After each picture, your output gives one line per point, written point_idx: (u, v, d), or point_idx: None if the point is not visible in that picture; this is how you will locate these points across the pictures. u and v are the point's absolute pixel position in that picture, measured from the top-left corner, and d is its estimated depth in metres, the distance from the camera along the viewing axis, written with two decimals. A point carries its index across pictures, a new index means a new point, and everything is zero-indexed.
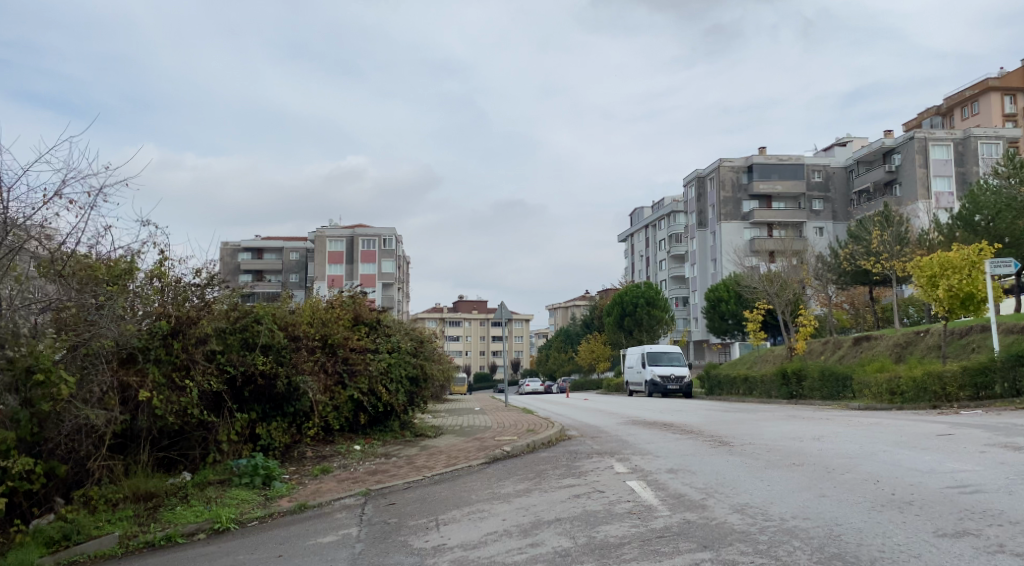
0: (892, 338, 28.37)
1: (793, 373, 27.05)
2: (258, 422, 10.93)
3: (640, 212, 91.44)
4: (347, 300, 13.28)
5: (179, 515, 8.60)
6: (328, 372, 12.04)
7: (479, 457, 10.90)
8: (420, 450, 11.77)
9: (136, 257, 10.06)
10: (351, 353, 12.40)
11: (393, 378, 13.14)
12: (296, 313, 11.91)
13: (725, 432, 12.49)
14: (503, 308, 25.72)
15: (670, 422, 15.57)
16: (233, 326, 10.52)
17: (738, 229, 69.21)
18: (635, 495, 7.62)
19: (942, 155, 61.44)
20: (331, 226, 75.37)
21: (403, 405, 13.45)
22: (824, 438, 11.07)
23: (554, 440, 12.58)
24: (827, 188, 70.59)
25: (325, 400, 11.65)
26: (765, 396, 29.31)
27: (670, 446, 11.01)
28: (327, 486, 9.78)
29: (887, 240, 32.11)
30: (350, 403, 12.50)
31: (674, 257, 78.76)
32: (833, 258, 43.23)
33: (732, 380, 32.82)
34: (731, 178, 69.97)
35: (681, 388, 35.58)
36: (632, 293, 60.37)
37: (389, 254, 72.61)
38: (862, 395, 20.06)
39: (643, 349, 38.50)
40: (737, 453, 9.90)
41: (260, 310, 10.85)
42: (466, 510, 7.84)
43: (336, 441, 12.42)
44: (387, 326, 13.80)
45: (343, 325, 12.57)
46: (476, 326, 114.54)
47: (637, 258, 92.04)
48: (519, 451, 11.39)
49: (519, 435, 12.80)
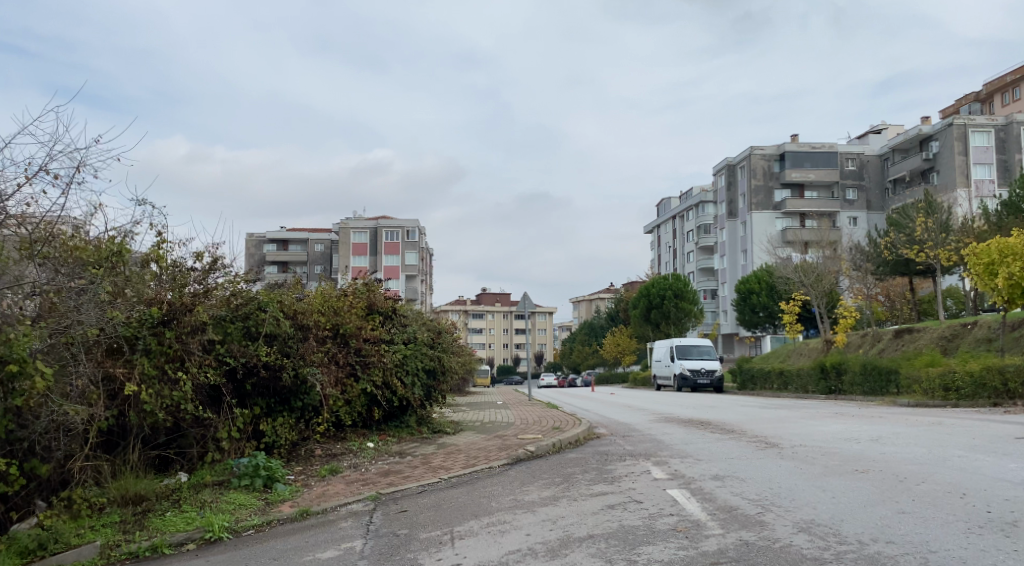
0: (937, 330, 26.96)
1: (832, 367, 25.85)
2: (261, 417, 10.08)
3: (668, 202, 89.94)
4: (361, 287, 12.43)
5: (168, 522, 7.76)
6: (340, 365, 11.17)
7: (500, 458, 9.94)
8: (436, 449, 10.83)
9: (130, 239, 9.29)
10: (364, 343, 11.52)
11: (409, 370, 12.24)
12: (307, 301, 11.07)
13: (770, 432, 11.43)
14: (527, 300, 24.74)
15: (705, 419, 14.50)
16: (234, 312, 9.74)
17: (769, 219, 67.56)
18: (679, 508, 6.65)
19: (982, 142, 59.27)
20: (355, 218, 74.87)
21: (419, 399, 12.53)
22: (881, 439, 10.00)
23: (582, 439, 11.62)
24: (862, 176, 68.52)
25: (336, 394, 10.79)
26: (802, 391, 28.12)
27: (713, 448, 9.99)
28: (335, 489, 8.90)
29: (931, 228, 30.63)
30: (363, 397, 11.63)
31: (703, 248, 77.22)
32: (871, 247, 41.66)
33: (767, 374, 31.58)
34: (763, 166, 68.27)
35: (712, 382, 34.41)
36: (659, 285, 59.03)
37: (412, 245, 72.03)
38: (909, 390, 18.86)
39: (671, 342, 37.35)
40: (789, 457, 8.87)
41: (264, 296, 10.04)
42: (485, 521, 6.90)
43: (347, 438, 11.54)
44: (402, 316, 12.91)
45: (356, 313, 11.70)
46: (500, 319, 113.79)
47: (664, 250, 90.60)
48: (544, 451, 10.42)
49: (544, 433, 11.83)
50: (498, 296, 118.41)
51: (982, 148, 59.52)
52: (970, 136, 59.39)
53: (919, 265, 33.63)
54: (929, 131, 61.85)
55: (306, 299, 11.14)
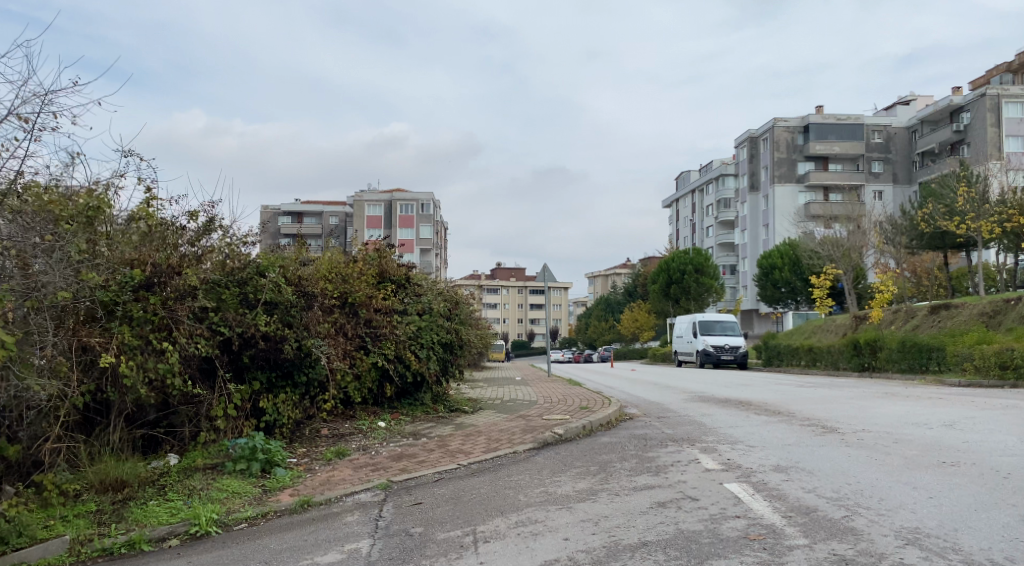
0: (977, 305, 25.65)
1: (866, 343, 24.63)
2: (261, 394, 9.05)
3: (687, 175, 88.21)
4: (372, 253, 11.42)
5: (150, 513, 6.75)
6: (348, 337, 10.16)
7: (526, 441, 8.92)
8: (454, 430, 9.80)
9: (114, 194, 8.27)
10: (374, 314, 10.52)
11: (424, 343, 11.17)
12: (311, 267, 10.06)
13: (824, 415, 10.33)
14: (547, 273, 23.60)
15: (744, 399, 13.43)
16: (230, 278, 8.73)
17: (792, 192, 65.83)
18: (746, 509, 5.61)
19: (1017, 113, 57.20)
20: (370, 191, 73.81)
21: (435, 375, 11.46)
22: (956, 423, 8.88)
23: (613, 420, 10.57)
24: (889, 149, 66.49)
25: (343, 369, 9.81)
26: (833, 368, 26.97)
27: (763, 433, 8.96)
28: (341, 475, 7.91)
29: (972, 199, 29.11)
30: (374, 371, 10.59)
31: (723, 222, 75.67)
32: (903, 220, 40.07)
33: (794, 350, 30.32)
34: (787, 139, 66.49)
35: (736, 358, 33.28)
36: (679, 260, 57.72)
37: (427, 219, 71.09)
38: (958, 367, 17.66)
39: (693, 318, 36.16)
40: (857, 445, 7.79)
41: (263, 258, 9.02)
42: (514, 520, 5.87)
43: (357, 416, 10.48)
44: (416, 285, 11.86)
45: (366, 281, 10.72)
46: (515, 294, 113.01)
47: (682, 224, 89.03)
48: (574, 434, 9.38)
49: (572, 413, 10.77)
50: (514, 271, 117.39)
51: (1015, 120, 57.45)
52: (1003, 106, 57.33)
53: (957, 238, 32.13)
54: (960, 102, 59.77)
55: (314, 267, 10.13)
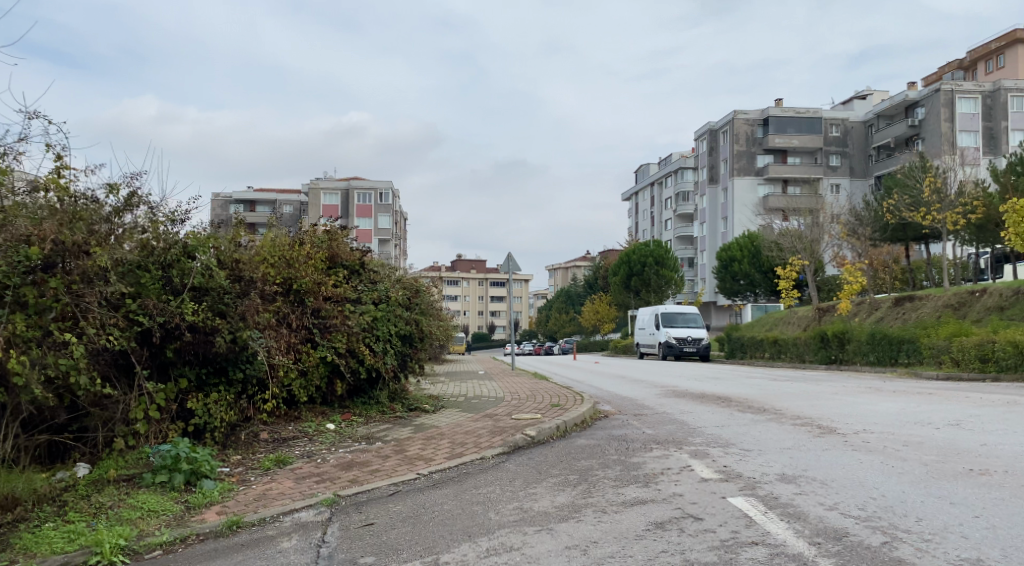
0: (942, 298, 25.41)
1: (833, 336, 24.14)
2: (190, 393, 7.92)
3: (647, 168, 87.90)
4: (322, 236, 10.33)
5: (42, 538, 5.53)
6: (292, 328, 9.06)
7: (493, 444, 7.94)
8: (412, 433, 8.75)
9: (13, 159, 7.04)
10: (323, 303, 9.45)
11: (380, 337, 10.04)
12: (250, 251, 8.93)
13: (815, 413, 9.53)
14: (510, 263, 22.63)
15: (720, 394, 12.60)
16: (152, 261, 7.56)
17: (751, 185, 65.81)
18: (762, 532, 4.71)
19: (970, 109, 57.90)
20: (326, 179, 71.98)
21: (392, 371, 10.35)
22: (963, 422, 8.14)
23: (588, 419, 9.65)
24: (846, 143, 66.91)
25: (285, 364, 8.69)
26: (798, 360, 26.51)
27: (756, 434, 8.12)
28: (280, 489, 6.81)
29: (938, 190, 28.88)
30: (323, 366, 9.46)
31: (682, 215, 75.58)
32: (865, 212, 39.95)
33: (758, 342, 29.79)
34: (746, 132, 66.42)
35: (699, 350, 32.71)
36: (640, 252, 57.20)
37: (385, 208, 69.59)
38: (933, 359, 17.14)
39: (656, 310, 35.50)
40: (866, 450, 6.97)
41: (194, 237, 7.88)
42: (485, 547, 4.88)
43: (302, 417, 9.31)
44: (371, 272, 10.77)
45: (314, 266, 9.64)
46: (475, 285, 112.04)
47: (642, 216, 88.78)
48: (546, 437, 8.41)
49: (543, 412, 9.79)
50: (474, 262, 116.27)
51: (968, 115, 58.10)
52: (957, 102, 58.01)
53: (922, 229, 32.00)
54: (915, 97, 60.31)
55: (253, 250, 9.01)
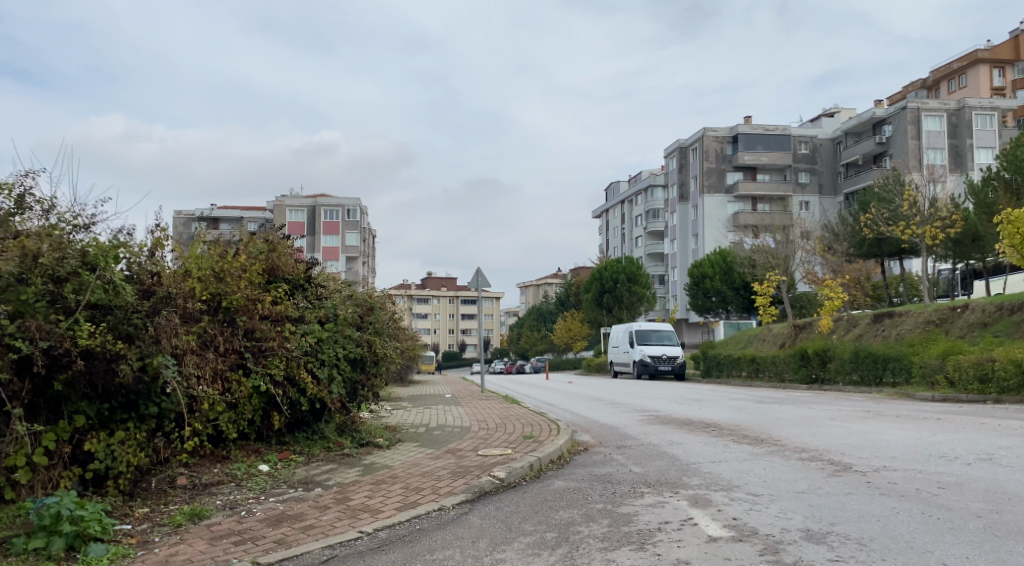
0: (922, 314, 24.70)
1: (815, 354, 23.21)
2: (89, 433, 6.59)
3: (617, 186, 87.35)
4: (261, 246, 9.06)
5: None
6: (219, 352, 7.75)
7: (454, 489, 6.70)
8: (360, 475, 7.47)
9: None
10: (258, 323, 8.16)
11: (324, 361, 8.74)
12: (171, 265, 7.66)
13: (820, 444, 8.41)
14: (480, 279, 21.41)
15: (708, 419, 11.41)
16: (37, 273, 6.25)
17: (721, 202, 65.42)
18: None
19: (936, 126, 58.05)
20: (293, 196, 70.39)
21: (340, 401, 9.03)
22: (995, 457, 7.07)
23: (565, 454, 8.42)
24: (814, 160, 66.87)
25: (210, 396, 7.38)
26: (778, 379, 25.52)
27: (760, 472, 6.97)
28: (187, 553, 5.48)
29: (917, 205, 28.14)
30: (257, 398, 8.15)
31: (652, 232, 75.04)
32: (839, 227, 39.36)
33: (735, 359, 28.79)
34: (716, 149, 66.03)
35: (674, 369, 31.66)
36: (613, 269, 56.29)
37: (353, 225, 68.12)
38: (925, 380, 16.14)
39: (630, 327, 34.51)
40: (899, 495, 5.82)
41: (96, 245, 6.61)
42: None
43: (231, 457, 7.98)
44: (318, 287, 9.53)
45: (249, 280, 8.36)
46: (445, 303, 110.53)
47: (612, 233, 88.16)
48: (518, 479, 7.18)
49: (514, 446, 8.54)
50: (444, 280, 114.72)
51: (935, 133, 58.22)
52: (923, 120, 58.20)
53: (902, 244, 31.34)
54: (883, 114, 60.40)
55: (176, 263, 7.75)
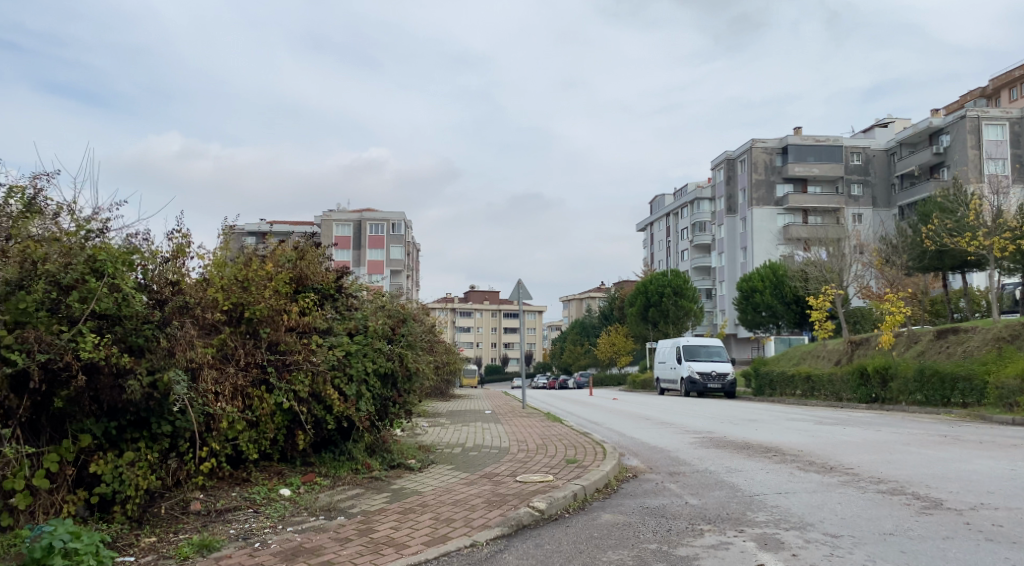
0: (991, 330, 23.26)
1: (875, 372, 21.99)
2: (95, 453, 6.09)
3: (663, 199, 86.04)
4: (291, 253, 8.55)
5: None
6: (240, 367, 7.24)
7: (489, 522, 5.99)
8: (387, 503, 6.82)
9: None
10: (283, 335, 7.64)
11: (353, 376, 8.16)
12: (193, 275, 7.20)
13: (898, 475, 7.50)
14: (521, 291, 20.75)
15: (768, 443, 10.50)
16: (40, 280, 5.79)
17: (770, 215, 63.84)
18: None
19: (997, 136, 55.74)
20: (338, 210, 70.93)
21: (370, 420, 8.43)
22: None
23: (611, 481, 7.66)
24: (868, 171, 64.89)
25: (228, 413, 6.85)
26: (835, 398, 24.28)
27: (837, 508, 6.13)
28: None
29: (984, 215, 26.64)
30: (280, 415, 7.59)
31: (699, 246, 73.55)
32: (899, 239, 37.76)
33: (789, 377, 27.55)
34: (764, 160, 64.49)
35: (724, 387, 30.53)
36: (659, 282, 55.19)
37: (397, 239, 68.24)
38: (1002, 401, 14.93)
39: (677, 343, 33.47)
40: (1010, 543, 4.95)
41: (106, 250, 6.12)
42: None
43: (252, 480, 7.42)
44: (349, 297, 9.00)
45: (276, 290, 7.84)
46: (488, 317, 110.30)
47: (658, 247, 86.80)
48: (559, 510, 6.45)
49: (556, 471, 7.83)
50: (487, 294, 114.46)
51: (995, 142, 55.93)
52: (983, 129, 55.94)
53: (968, 256, 29.77)
54: (940, 124, 58.20)
55: (198, 272, 7.30)
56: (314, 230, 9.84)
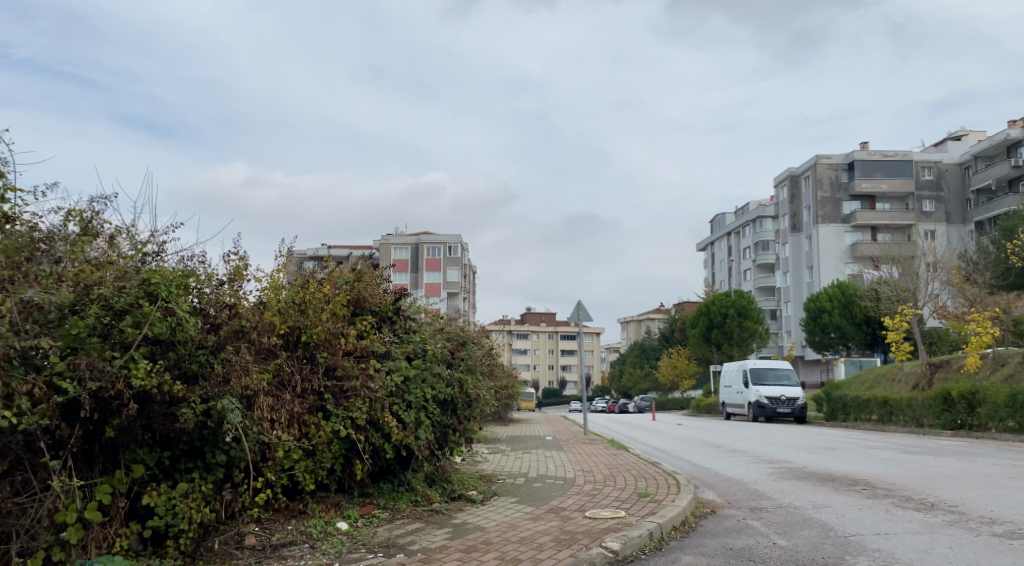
0: None
1: (961, 397, 20.70)
2: (148, 484, 5.86)
3: (723, 218, 84.43)
4: (349, 276, 8.28)
5: None
6: (296, 394, 6.98)
7: (559, 564, 5.53)
8: (449, 540, 6.40)
9: None
10: (340, 360, 7.36)
11: (411, 403, 7.82)
12: (250, 299, 6.97)
13: (1010, 514, 6.76)
14: (581, 313, 20.23)
15: (854, 475, 9.74)
16: (94, 304, 5.60)
17: (837, 233, 61.90)
18: None
19: None
20: (397, 234, 71.58)
21: (429, 448, 8.05)
22: None
23: (688, 518, 7.10)
24: (940, 186, 62.41)
25: (285, 442, 6.56)
26: (916, 424, 22.93)
27: (950, 553, 5.48)
28: None
29: None
30: (338, 444, 7.27)
31: (762, 265, 71.77)
32: (980, 256, 35.83)
33: (864, 402, 26.24)
34: (830, 177, 62.67)
35: (794, 412, 29.30)
36: (722, 303, 53.87)
37: (455, 262, 68.39)
38: None
39: (743, 365, 32.33)
40: None
41: (161, 274, 5.92)
42: None
43: (308, 512, 7.09)
44: (407, 320, 8.68)
45: (333, 313, 7.56)
46: (545, 339, 109.60)
47: (719, 267, 85.05)
48: (634, 551, 5.94)
49: (628, 507, 7.30)
50: (544, 316, 113.81)
51: None
52: None
53: None
54: (1018, 136, 55.56)
55: (255, 296, 7.07)
56: (371, 251, 9.58)
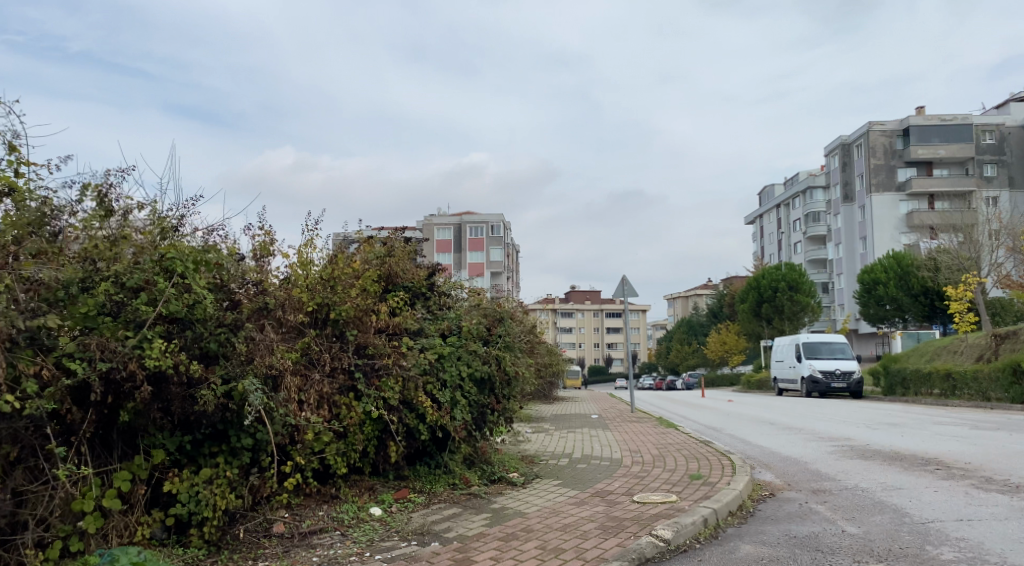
0: None
1: None
2: (168, 470, 5.57)
3: (772, 190, 82.38)
4: (379, 251, 7.85)
5: None
6: (326, 373, 6.62)
7: (605, 555, 5.07)
8: (486, 526, 5.99)
9: None
10: (371, 338, 6.97)
11: (447, 381, 7.41)
12: (276, 275, 6.61)
13: None
14: (626, 288, 19.64)
15: (924, 453, 9.05)
16: (106, 280, 5.28)
17: (892, 202, 59.77)
18: None
19: None
20: (439, 215, 71.43)
21: (466, 428, 7.65)
22: None
23: (746, 503, 6.55)
24: (1003, 150, 59.84)
25: (314, 424, 6.21)
26: (983, 398, 21.85)
27: None
28: None
29: None
30: (370, 425, 6.91)
31: (813, 237, 69.88)
32: None
33: (925, 375, 25.16)
34: (884, 144, 60.45)
35: (850, 387, 28.31)
36: (771, 277, 52.49)
37: (497, 241, 67.95)
38: None
39: (796, 340, 31.36)
40: None
41: (178, 249, 5.59)
42: None
43: (341, 497, 6.76)
44: (442, 296, 8.26)
45: (363, 289, 7.18)
46: (590, 317, 108.90)
47: (768, 240, 83.14)
48: (687, 541, 5.44)
49: (681, 490, 6.78)
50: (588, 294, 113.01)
51: None
52: None
53: None
54: None
55: (282, 272, 6.71)
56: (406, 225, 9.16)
